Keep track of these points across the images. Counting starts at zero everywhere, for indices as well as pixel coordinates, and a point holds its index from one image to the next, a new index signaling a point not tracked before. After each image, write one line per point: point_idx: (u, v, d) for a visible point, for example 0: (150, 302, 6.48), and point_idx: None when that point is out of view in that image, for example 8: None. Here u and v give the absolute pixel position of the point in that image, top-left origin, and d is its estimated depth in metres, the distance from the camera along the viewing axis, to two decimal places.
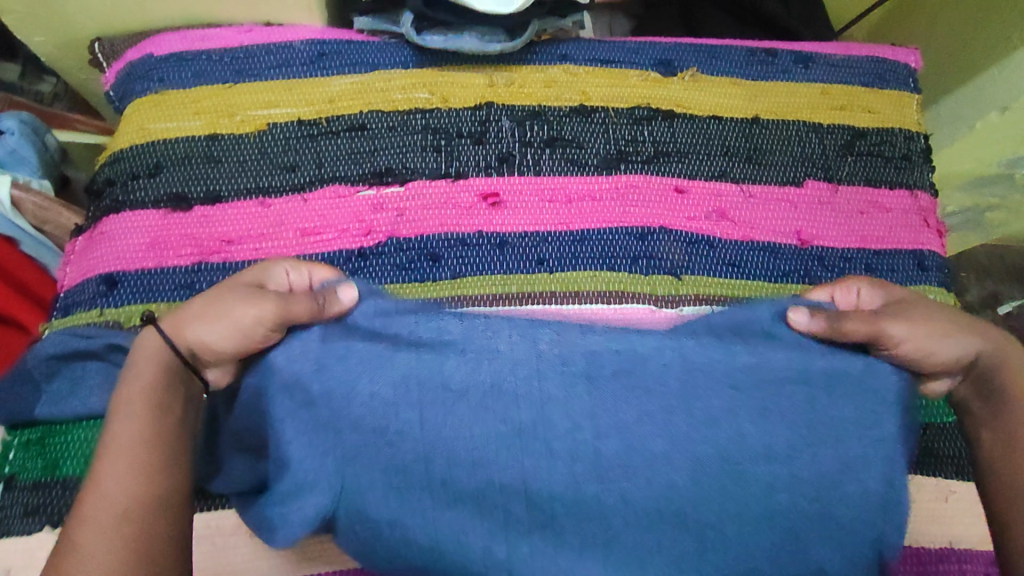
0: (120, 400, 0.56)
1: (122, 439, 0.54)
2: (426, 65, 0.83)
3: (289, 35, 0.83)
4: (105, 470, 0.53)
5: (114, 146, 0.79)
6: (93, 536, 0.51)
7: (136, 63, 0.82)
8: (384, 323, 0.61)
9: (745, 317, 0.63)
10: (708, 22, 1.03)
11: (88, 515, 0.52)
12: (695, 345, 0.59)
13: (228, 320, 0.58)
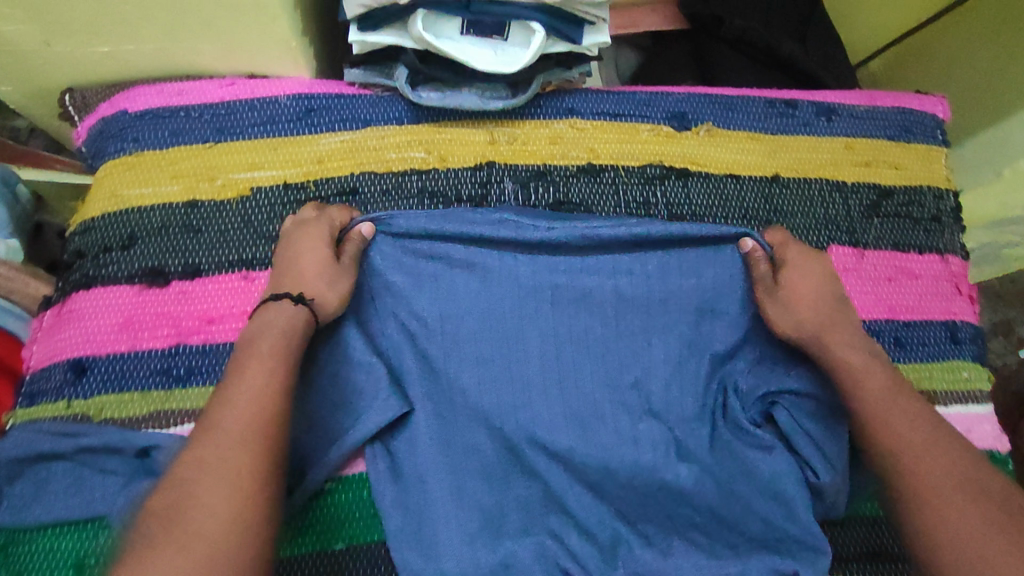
0: (260, 366, 0.58)
1: (243, 409, 0.55)
2: (422, 120, 0.77)
3: (275, 89, 0.76)
4: (229, 430, 0.54)
5: (85, 214, 0.73)
6: (195, 487, 0.51)
7: (108, 119, 0.76)
8: (401, 267, 0.71)
9: (711, 265, 0.72)
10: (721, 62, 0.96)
11: (189, 474, 0.52)
12: (667, 285, 0.71)
13: (291, 268, 0.67)
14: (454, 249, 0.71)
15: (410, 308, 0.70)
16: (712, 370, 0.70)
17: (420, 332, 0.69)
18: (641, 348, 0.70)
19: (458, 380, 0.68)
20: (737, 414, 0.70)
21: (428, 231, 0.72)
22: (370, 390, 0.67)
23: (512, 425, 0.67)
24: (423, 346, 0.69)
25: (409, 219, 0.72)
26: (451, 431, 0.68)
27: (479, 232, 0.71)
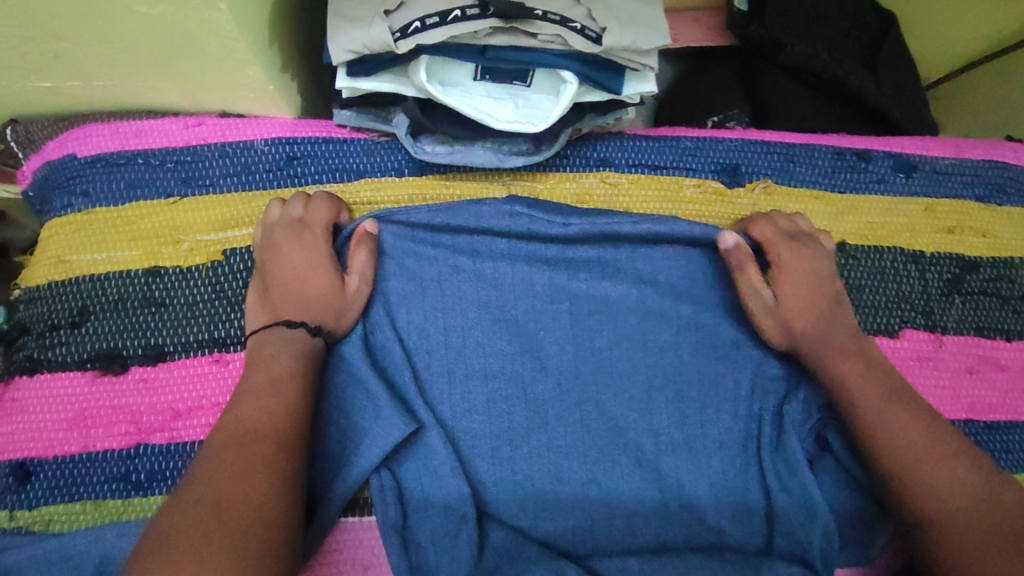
0: (290, 371, 0.53)
1: (274, 412, 0.50)
2: (426, 171, 0.66)
3: (250, 132, 0.64)
4: (260, 433, 0.48)
5: (30, 280, 0.62)
6: (220, 492, 0.44)
7: (55, 164, 0.65)
8: (397, 269, 0.62)
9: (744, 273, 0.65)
10: (773, 88, 0.82)
11: (212, 480, 0.45)
12: (690, 297, 0.65)
13: (289, 281, 0.58)
14: (462, 256, 0.63)
15: (412, 312, 0.62)
16: (752, 412, 0.62)
17: (422, 342, 0.61)
18: (669, 362, 0.63)
19: (453, 406, 0.60)
20: (774, 442, 0.61)
21: (441, 219, 0.63)
22: (373, 408, 0.57)
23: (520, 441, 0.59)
24: (422, 361, 0.60)
25: (415, 212, 0.63)
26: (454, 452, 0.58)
27: (495, 221, 0.63)
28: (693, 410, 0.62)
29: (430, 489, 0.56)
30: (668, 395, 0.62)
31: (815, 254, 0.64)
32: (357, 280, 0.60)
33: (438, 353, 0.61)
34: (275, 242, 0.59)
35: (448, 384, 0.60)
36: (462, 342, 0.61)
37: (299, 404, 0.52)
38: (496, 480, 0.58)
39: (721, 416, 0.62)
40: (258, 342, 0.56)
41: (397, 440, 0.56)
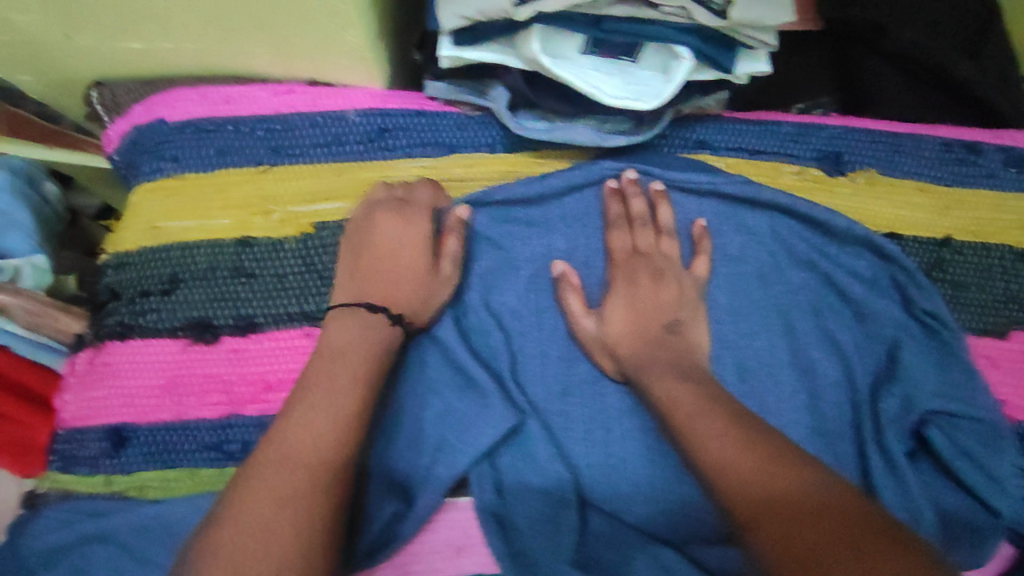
0: (351, 359, 0.51)
1: (334, 404, 0.47)
2: (519, 148, 0.64)
3: (341, 102, 0.63)
4: (318, 427, 0.46)
5: (120, 245, 0.62)
6: (283, 491, 0.42)
7: (143, 128, 0.64)
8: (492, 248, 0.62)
9: (834, 262, 0.63)
10: (873, 76, 0.78)
11: (272, 478, 0.43)
12: (789, 288, 0.63)
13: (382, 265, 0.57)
14: (556, 236, 0.62)
15: (506, 292, 0.61)
16: (848, 407, 0.61)
17: (515, 324, 0.61)
18: (761, 350, 0.61)
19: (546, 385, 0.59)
20: (874, 440, 0.59)
21: (532, 193, 0.62)
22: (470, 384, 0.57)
23: (606, 427, 0.59)
24: (516, 343, 0.60)
25: (504, 189, 0.62)
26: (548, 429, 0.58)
27: (589, 209, 0.63)
28: (787, 396, 0.60)
29: (521, 472, 0.57)
30: (756, 385, 0.60)
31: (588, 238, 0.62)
32: (445, 271, 0.59)
33: (529, 335, 0.60)
34: (374, 217, 0.59)
35: (541, 364, 0.60)
36: (553, 325, 0.60)
37: (356, 392, 0.49)
38: (588, 465, 0.57)
39: (822, 405, 0.61)
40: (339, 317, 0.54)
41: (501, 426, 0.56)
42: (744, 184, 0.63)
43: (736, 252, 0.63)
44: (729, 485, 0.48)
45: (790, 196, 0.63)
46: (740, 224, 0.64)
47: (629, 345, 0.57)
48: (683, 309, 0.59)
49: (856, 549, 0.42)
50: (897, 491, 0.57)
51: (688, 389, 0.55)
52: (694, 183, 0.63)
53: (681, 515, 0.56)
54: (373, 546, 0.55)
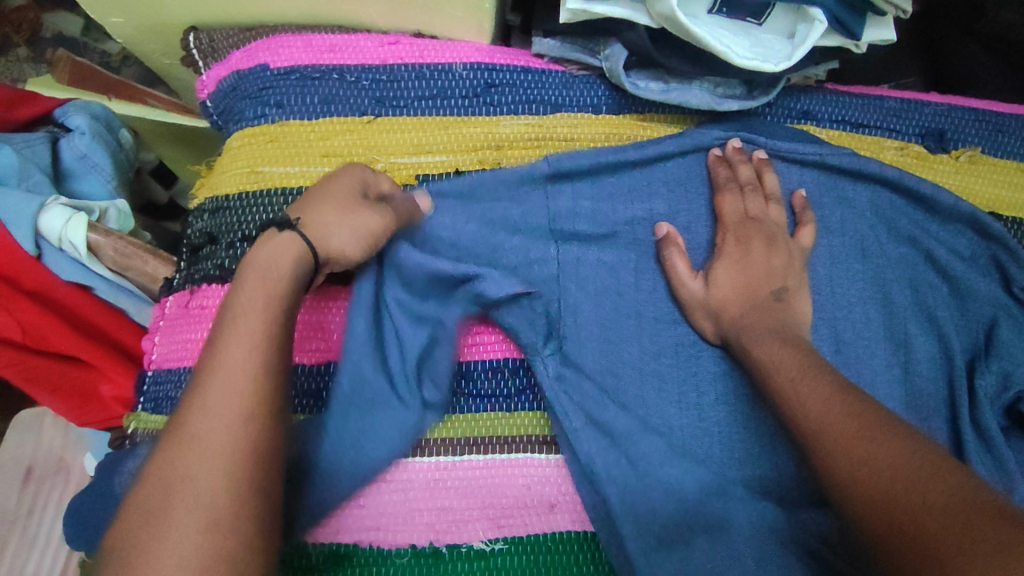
0: (256, 296, 0.45)
1: (242, 365, 0.43)
2: (623, 110, 0.64)
3: (449, 55, 0.63)
4: (231, 393, 0.41)
5: (218, 189, 0.61)
6: (202, 469, 0.39)
7: (244, 73, 0.63)
8: (599, 203, 0.61)
9: (933, 237, 0.64)
10: (958, 53, 0.77)
11: (190, 452, 0.40)
12: (888, 261, 0.63)
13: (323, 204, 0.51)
14: (658, 200, 0.62)
15: (605, 250, 0.61)
16: (945, 380, 0.61)
17: (615, 283, 0.60)
18: (861, 321, 0.61)
19: (646, 343, 0.59)
20: (971, 413, 0.59)
21: (608, 163, 0.61)
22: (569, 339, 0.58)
23: (707, 390, 0.58)
24: (614, 301, 0.60)
25: (577, 157, 0.61)
26: (650, 385, 0.58)
27: (692, 172, 0.63)
28: (883, 371, 0.60)
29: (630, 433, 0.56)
30: (857, 353, 0.60)
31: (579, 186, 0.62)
32: (371, 224, 0.52)
33: (628, 295, 0.60)
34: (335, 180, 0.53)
35: (638, 326, 0.60)
36: (653, 284, 0.61)
37: (267, 345, 0.44)
38: (683, 426, 0.57)
39: (918, 381, 0.60)
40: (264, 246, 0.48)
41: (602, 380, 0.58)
42: (850, 155, 0.63)
43: (837, 224, 0.63)
44: (832, 459, 0.47)
45: (895, 170, 0.63)
46: (841, 195, 0.64)
47: (737, 307, 0.58)
48: (786, 276, 0.59)
49: (959, 531, 0.38)
50: (997, 465, 0.57)
51: (794, 354, 0.54)
52: (800, 151, 0.63)
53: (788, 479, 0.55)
54: (477, 490, 0.55)
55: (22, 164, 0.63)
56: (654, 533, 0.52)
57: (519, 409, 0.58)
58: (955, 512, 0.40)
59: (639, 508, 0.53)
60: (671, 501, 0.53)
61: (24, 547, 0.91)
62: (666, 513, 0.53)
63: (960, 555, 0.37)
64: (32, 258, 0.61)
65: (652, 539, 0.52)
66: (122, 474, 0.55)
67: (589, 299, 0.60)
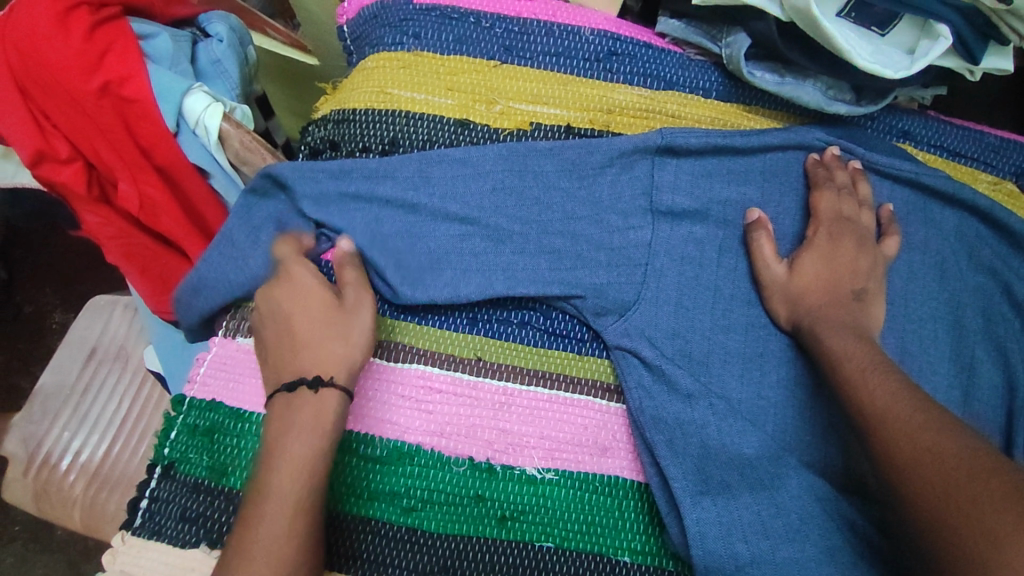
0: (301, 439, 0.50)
1: (287, 511, 0.47)
2: (732, 98, 0.67)
3: (579, 19, 0.67)
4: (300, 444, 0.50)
5: (345, 102, 0.66)
6: (275, 521, 0.47)
7: (387, 3, 0.68)
8: (699, 180, 0.64)
9: (1013, 273, 0.66)
10: None
11: (267, 507, 0.47)
12: (967, 286, 0.65)
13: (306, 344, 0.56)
14: (752, 186, 0.65)
15: (695, 224, 0.64)
16: (1004, 407, 0.62)
17: (699, 255, 0.63)
18: (931, 337, 0.63)
19: (719, 317, 0.62)
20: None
21: (711, 144, 0.64)
22: (647, 297, 0.61)
23: (770, 370, 0.61)
24: (693, 271, 0.63)
25: (685, 134, 0.64)
26: (715, 356, 0.61)
27: (790, 168, 0.66)
28: (946, 386, 0.62)
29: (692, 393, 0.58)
30: (921, 364, 0.62)
31: (684, 158, 0.64)
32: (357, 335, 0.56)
33: (709, 270, 0.63)
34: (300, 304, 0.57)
35: (712, 299, 0.62)
36: (735, 264, 0.64)
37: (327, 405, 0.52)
38: (742, 399, 0.60)
39: (976, 405, 0.62)
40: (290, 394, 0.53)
41: (670, 341, 0.60)
42: (945, 178, 0.65)
43: (920, 242, 0.66)
44: (892, 439, 0.49)
45: (987, 200, 0.65)
46: (929, 215, 0.66)
47: (815, 296, 0.60)
48: (863, 278, 0.61)
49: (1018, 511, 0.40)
50: None
51: (863, 347, 0.56)
52: (896, 167, 0.66)
53: (836, 464, 0.58)
54: (540, 420, 0.59)
55: (175, 51, 0.69)
56: (701, 479, 0.55)
57: (589, 353, 0.61)
58: (1009, 493, 0.41)
59: (691, 457, 0.56)
60: (720, 454, 0.57)
61: (76, 419, 0.98)
62: (718, 465, 0.56)
63: (1015, 532, 0.39)
64: (170, 133, 0.65)
65: (700, 484, 0.55)
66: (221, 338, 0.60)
67: (670, 265, 0.62)
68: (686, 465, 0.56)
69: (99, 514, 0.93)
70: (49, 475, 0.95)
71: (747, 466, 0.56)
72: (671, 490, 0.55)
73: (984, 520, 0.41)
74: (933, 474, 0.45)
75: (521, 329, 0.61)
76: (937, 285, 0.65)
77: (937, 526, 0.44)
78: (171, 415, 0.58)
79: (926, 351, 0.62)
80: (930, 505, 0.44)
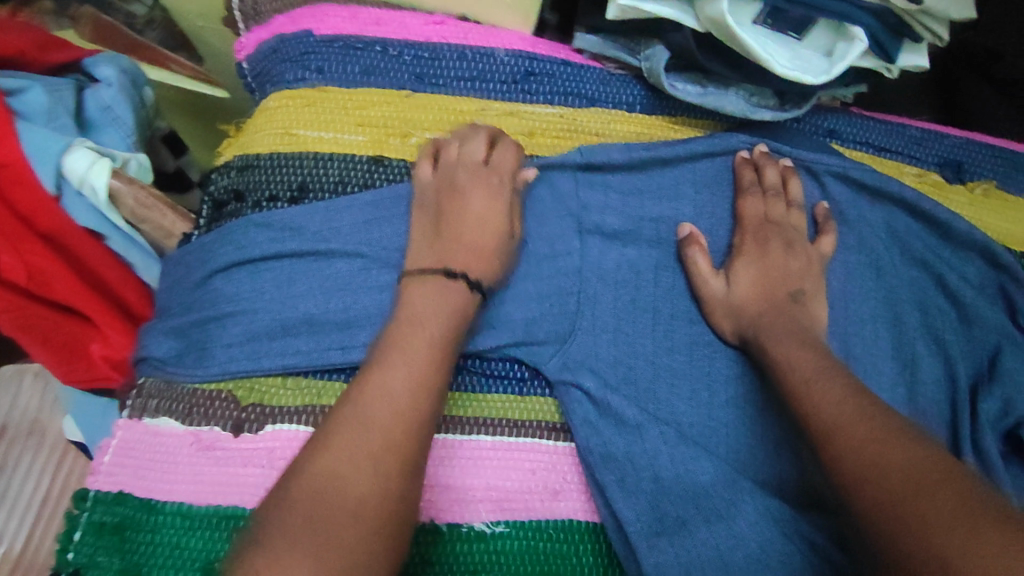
0: (397, 404, 0.44)
1: (319, 540, 0.37)
2: (656, 111, 0.66)
3: (492, 40, 0.64)
4: (392, 383, 0.45)
5: (249, 147, 0.61)
6: (347, 476, 0.40)
7: (285, 36, 0.63)
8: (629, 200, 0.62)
9: (945, 264, 0.66)
10: (966, 92, 0.80)
11: (324, 458, 0.40)
12: (903, 282, 0.65)
13: (449, 224, 0.55)
14: (683, 201, 0.63)
15: (627, 246, 0.61)
16: (948, 401, 0.62)
17: (635, 274, 0.61)
18: (873, 338, 0.62)
19: (663, 337, 0.60)
20: (973, 434, 0.60)
21: (636, 160, 0.62)
22: (586, 324, 0.59)
23: (719, 389, 0.59)
24: (631, 292, 0.60)
25: (607, 150, 0.62)
26: (661, 381, 0.58)
27: (720, 176, 0.65)
28: (891, 388, 0.61)
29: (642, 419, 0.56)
30: (866, 367, 0.61)
31: (612, 178, 0.62)
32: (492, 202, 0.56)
33: (648, 290, 0.61)
34: (458, 179, 0.57)
35: (653, 319, 0.60)
36: (674, 282, 0.62)
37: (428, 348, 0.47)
38: (692, 422, 0.58)
39: (922, 402, 0.62)
40: (401, 323, 0.49)
41: (616, 369, 0.58)
42: (872, 174, 0.65)
43: (854, 241, 0.65)
44: (839, 452, 0.46)
45: (914, 194, 0.65)
46: (861, 212, 0.66)
47: (757, 307, 0.59)
48: (801, 283, 0.60)
49: (970, 528, 0.37)
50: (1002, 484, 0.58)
51: (806, 353, 0.54)
52: (823, 168, 0.65)
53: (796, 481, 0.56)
54: (489, 468, 0.55)
55: (51, 105, 0.63)
56: (656, 516, 0.53)
57: (533, 393, 0.58)
58: (957, 509, 0.39)
59: (644, 494, 0.54)
60: (674, 483, 0.55)
61: None
62: (671, 498, 0.54)
63: (956, 546, 0.37)
64: (51, 197, 0.59)
65: (655, 524, 0.53)
66: (130, 427, 0.55)
67: (608, 288, 0.60)
68: (640, 504, 0.54)
69: None
70: None
71: (701, 495, 0.54)
72: (626, 534, 0.53)
73: (921, 531, 0.39)
74: (877, 491, 0.42)
75: (478, 377, 0.58)
76: (873, 284, 0.64)
77: (885, 543, 0.40)
78: (75, 515, 0.52)
79: (869, 352, 0.62)
80: (873, 523, 0.42)
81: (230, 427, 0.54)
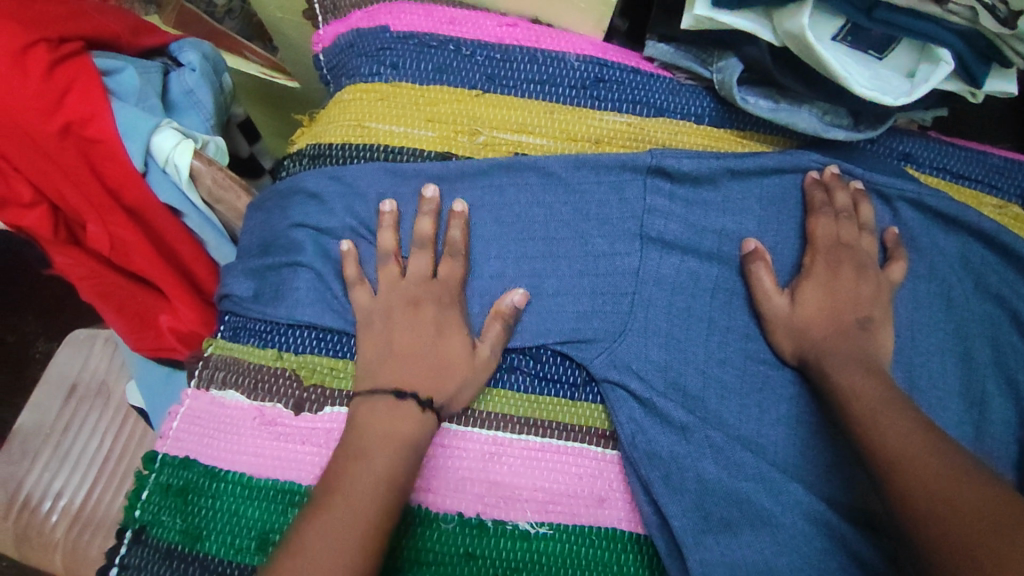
0: (373, 491, 0.47)
1: None
2: (725, 124, 0.65)
3: (564, 44, 0.65)
4: (372, 479, 0.47)
5: (323, 136, 0.63)
6: (318, 562, 0.42)
7: (362, 31, 0.65)
8: (694, 209, 0.62)
9: (1022, 298, 0.63)
10: None
11: (310, 541, 0.43)
12: (977, 314, 0.63)
13: (400, 340, 0.55)
14: (748, 216, 0.62)
15: (687, 255, 0.61)
16: (1014, 440, 0.60)
17: (691, 285, 0.60)
18: (939, 369, 0.60)
19: (716, 350, 0.59)
20: None
21: (704, 170, 0.61)
22: (640, 330, 0.58)
23: (772, 407, 0.58)
24: (685, 302, 0.60)
25: (678, 156, 0.61)
26: (711, 393, 0.58)
27: (787, 194, 0.63)
28: (955, 422, 0.59)
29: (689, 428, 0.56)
30: (929, 398, 0.59)
31: (678, 186, 0.62)
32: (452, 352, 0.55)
33: (703, 301, 0.60)
34: (411, 295, 0.56)
35: (706, 330, 0.60)
36: (730, 297, 0.61)
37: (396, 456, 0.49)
38: (742, 437, 0.57)
39: (987, 441, 0.59)
40: (365, 415, 0.52)
41: (666, 377, 0.57)
42: (949, 200, 0.63)
43: (924, 270, 0.63)
44: (904, 486, 0.45)
45: (993, 225, 0.63)
46: (934, 240, 0.64)
47: (819, 329, 0.57)
48: (866, 307, 0.58)
49: None
50: None
51: (867, 381, 0.53)
52: (897, 191, 0.63)
53: (849, 510, 0.55)
54: (535, 467, 0.56)
55: (142, 86, 0.67)
56: (702, 515, 0.53)
57: (582, 399, 0.58)
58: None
59: (689, 494, 0.54)
60: (719, 491, 0.54)
61: (55, 460, 0.93)
62: (716, 502, 0.54)
63: None
64: (138, 172, 0.63)
65: (701, 522, 0.53)
66: (195, 396, 0.58)
67: (663, 293, 0.60)
68: (685, 503, 0.54)
69: (84, 558, 0.89)
70: (30, 518, 0.90)
71: (745, 501, 0.54)
72: (671, 530, 0.53)
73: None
74: (945, 527, 0.41)
75: (510, 375, 0.58)
76: (943, 314, 0.62)
77: None
78: (145, 474, 0.56)
79: (933, 384, 0.60)
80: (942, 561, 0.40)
81: (291, 405, 0.56)
